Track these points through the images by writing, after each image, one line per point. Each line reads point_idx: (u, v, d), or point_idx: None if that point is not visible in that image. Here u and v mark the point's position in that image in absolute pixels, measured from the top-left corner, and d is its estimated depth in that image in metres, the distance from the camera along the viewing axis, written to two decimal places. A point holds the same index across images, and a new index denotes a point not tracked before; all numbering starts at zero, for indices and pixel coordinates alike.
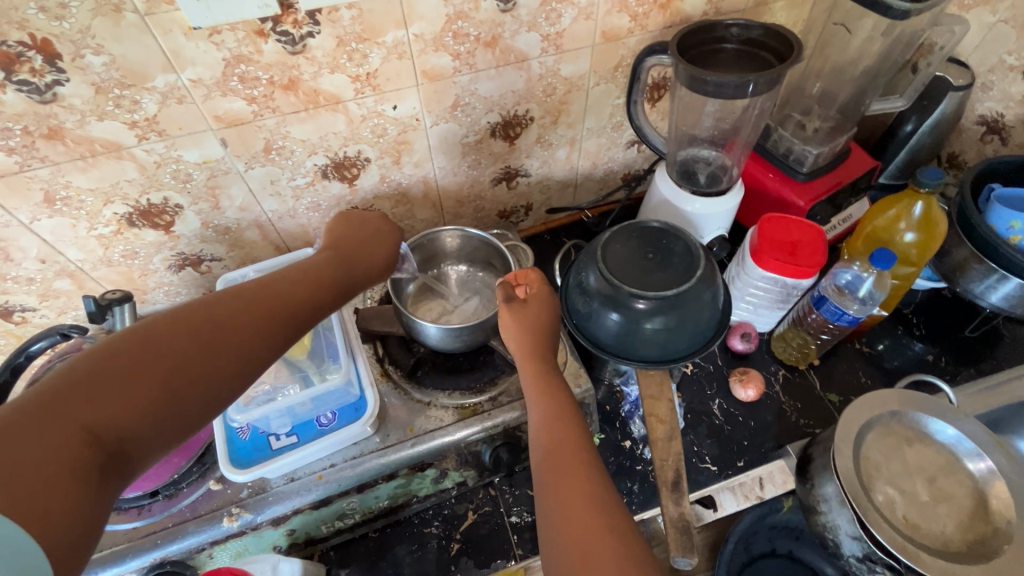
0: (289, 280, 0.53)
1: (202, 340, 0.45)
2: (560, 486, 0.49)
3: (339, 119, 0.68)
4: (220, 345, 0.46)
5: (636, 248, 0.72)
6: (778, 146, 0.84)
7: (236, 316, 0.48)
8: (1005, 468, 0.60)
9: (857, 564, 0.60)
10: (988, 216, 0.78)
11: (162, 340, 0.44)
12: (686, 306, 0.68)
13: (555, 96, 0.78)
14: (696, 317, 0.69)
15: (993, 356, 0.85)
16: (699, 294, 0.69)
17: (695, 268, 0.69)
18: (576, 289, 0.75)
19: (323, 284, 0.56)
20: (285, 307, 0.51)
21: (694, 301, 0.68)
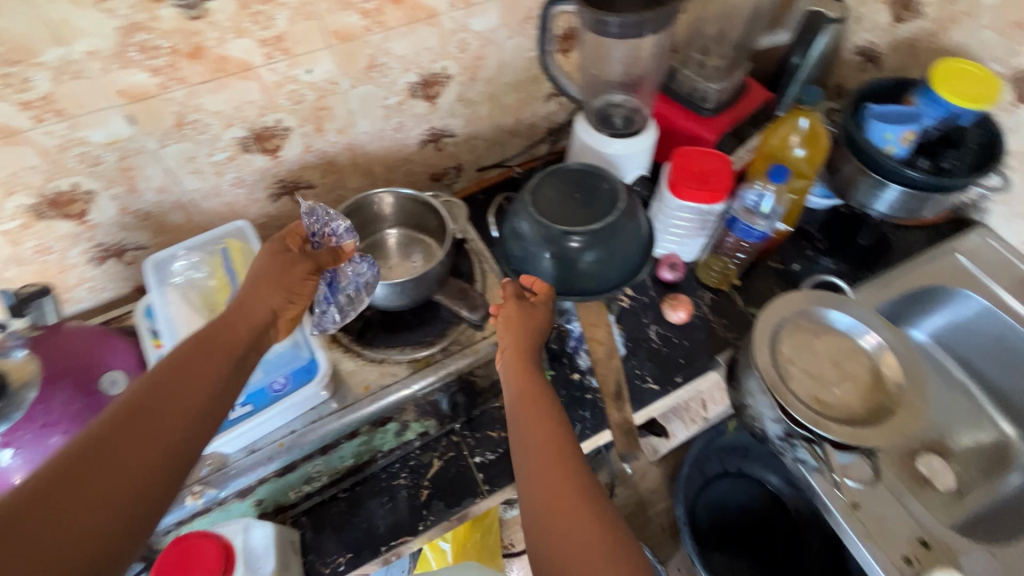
0: (202, 348, 0.52)
1: (118, 444, 0.43)
2: (549, 490, 0.49)
3: (252, 87, 0.67)
4: (143, 441, 0.45)
5: (562, 189, 0.76)
6: (683, 85, 0.91)
7: (152, 406, 0.47)
8: (891, 341, 0.70)
9: (781, 442, 0.69)
10: (867, 132, 0.87)
11: (83, 454, 0.42)
12: (612, 240, 0.73)
13: (470, 51, 0.80)
14: (622, 249, 0.75)
15: (884, 259, 0.96)
16: (624, 227, 0.74)
17: (617, 201, 0.74)
18: (512, 236, 0.78)
19: (237, 344, 0.55)
20: (201, 380, 0.50)
21: (621, 235, 0.74)
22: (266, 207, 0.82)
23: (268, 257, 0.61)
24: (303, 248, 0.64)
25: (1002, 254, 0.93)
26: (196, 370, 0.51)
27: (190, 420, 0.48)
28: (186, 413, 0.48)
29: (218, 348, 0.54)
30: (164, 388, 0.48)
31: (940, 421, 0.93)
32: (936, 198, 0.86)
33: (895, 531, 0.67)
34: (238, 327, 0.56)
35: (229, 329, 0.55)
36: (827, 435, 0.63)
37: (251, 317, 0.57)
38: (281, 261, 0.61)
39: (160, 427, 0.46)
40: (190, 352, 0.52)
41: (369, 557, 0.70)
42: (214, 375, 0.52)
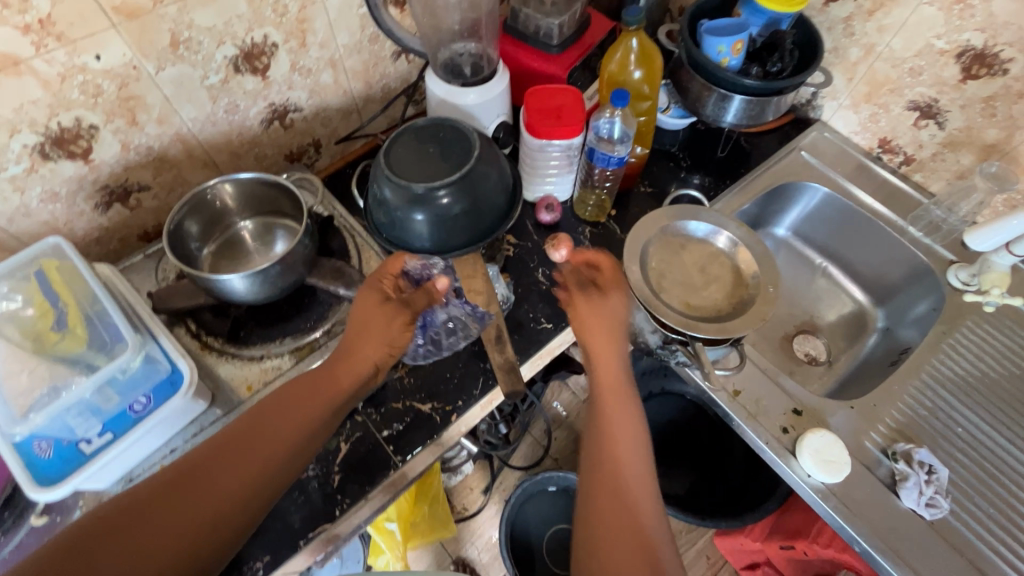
0: (306, 390, 0.62)
1: (211, 470, 0.54)
2: (631, 468, 0.58)
3: (29, 84, 0.58)
4: (235, 473, 0.55)
5: (415, 147, 0.74)
6: (528, 24, 0.89)
7: (245, 445, 0.57)
8: (743, 237, 0.76)
9: (663, 351, 0.74)
10: (704, 47, 0.91)
11: (190, 475, 0.54)
12: (478, 186, 0.72)
13: (290, 15, 0.74)
14: (491, 193, 0.74)
15: (742, 165, 1.02)
16: (487, 171, 0.73)
17: (472, 149, 0.73)
18: (376, 204, 0.75)
19: (341, 388, 0.64)
20: (295, 416, 0.61)
21: (487, 179, 0.73)
22: (97, 219, 0.74)
23: (370, 301, 0.68)
24: (389, 294, 0.70)
25: (838, 145, 1.03)
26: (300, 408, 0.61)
27: (281, 453, 0.58)
28: (278, 446, 0.58)
29: (327, 388, 0.64)
30: (258, 429, 0.59)
31: (808, 304, 1.04)
32: (774, 101, 0.92)
33: (771, 405, 0.75)
34: (351, 358, 0.66)
35: (339, 370, 0.65)
36: (698, 334, 0.68)
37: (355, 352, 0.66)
38: (384, 311, 0.68)
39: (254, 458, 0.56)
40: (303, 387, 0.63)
41: (289, 555, 0.68)
42: (311, 416, 0.61)
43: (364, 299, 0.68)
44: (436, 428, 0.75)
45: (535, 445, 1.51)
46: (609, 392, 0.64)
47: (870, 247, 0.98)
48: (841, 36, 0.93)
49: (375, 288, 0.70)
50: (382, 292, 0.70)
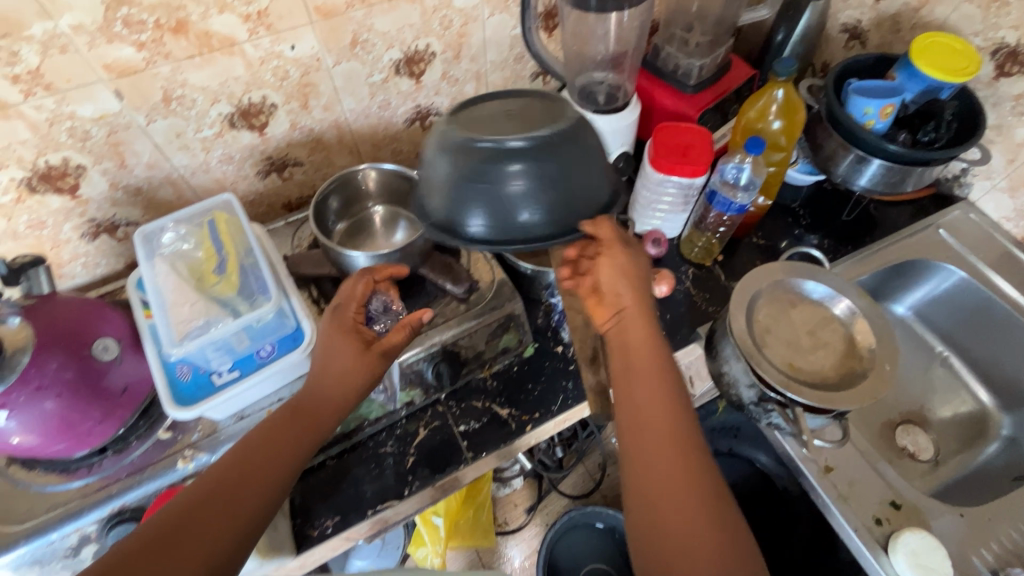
0: (285, 426, 0.60)
1: (198, 516, 0.51)
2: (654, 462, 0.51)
3: (237, 63, 0.68)
4: (222, 516, 0.52)
5: (497, 109, 0.64)
6: (667, 62, 0.92)
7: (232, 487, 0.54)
8: (864, 308, 0.72)
9: (756, 408, 0.71)
10: (849, 106, 0.88)
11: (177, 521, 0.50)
12: (577, 159, 0.59)
13: (453, 29, 0.81)
14: (589, 163, 0.60)
15: (869, 235, 0.97)
16: (578, 143, 0.59)
17: (558, 120, 0.60)
18: (437, 158, 0.60)
19: (319, 421, 0.61)
20: (271, 463, 0.57)
21: (580, 151, 0.59)
22: (255, 184, 0.84)
23: (349, 350, 0.62)
24: (370, 340, 0.64)
25: (981, 229, 0.95)
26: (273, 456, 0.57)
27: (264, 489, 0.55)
28: (260, 487, 0.55)
29: (309, 416, 0.61)
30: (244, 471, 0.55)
31: (920, 393, 0.95)
32: (917, 172, 0.87)
33: (866, 491, 0.70)
34: (327, 396, 0.61)
35: (315, 408, 0.61)
36: (799, 399, 0.64)
37: (329, 378, 0.61)
38: (365, 363, 0.61)
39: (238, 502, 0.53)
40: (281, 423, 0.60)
41: (355, 521, 0.72)
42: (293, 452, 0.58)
43: (341, 345, 0.62)
44: (509, 434, 0.77)
45: (587, 476, 1.48)
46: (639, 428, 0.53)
47: (1004, 344, 0.89)
48: (1009, 114, 0.86)
49: (348, 332, 0.63)
50: (355, 337, 0.63)
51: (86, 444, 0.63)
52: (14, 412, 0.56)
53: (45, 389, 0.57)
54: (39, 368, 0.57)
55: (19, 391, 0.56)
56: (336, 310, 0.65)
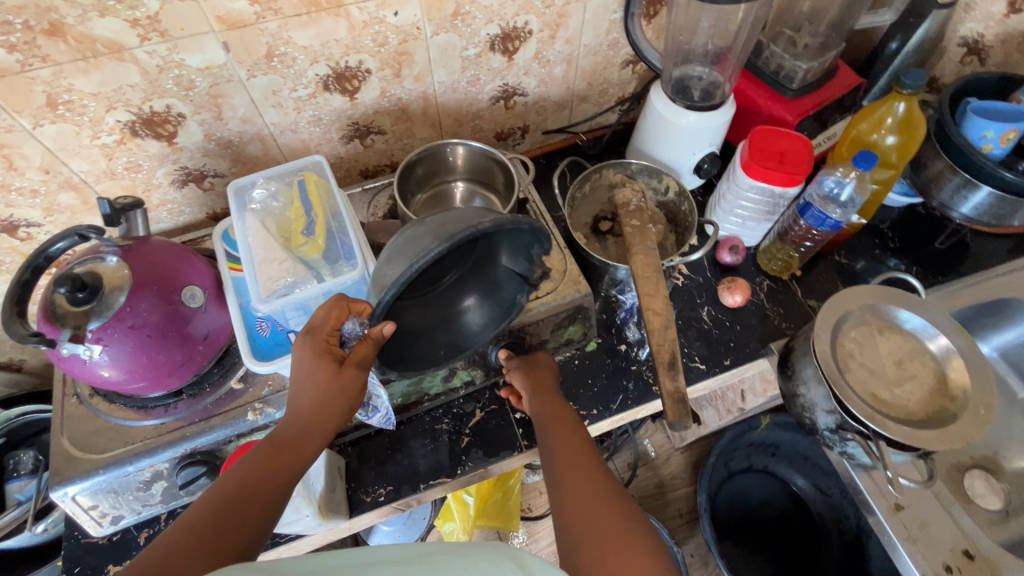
0: (271, 461, 0.54)
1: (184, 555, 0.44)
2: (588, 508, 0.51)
3: (341, 25, 0.68)
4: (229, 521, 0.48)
5: (518, 250, 0.62)
6: (770, 62, 0.87)
7: (241, 499, 0.50)
8: (961, 345, 0.67)
9: (831, 435, 0.68)
10: (964, 127, 0.82)
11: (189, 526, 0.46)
12: (400, 258, 0.55)
13: (553, 8, 0.78)
14: (422, 237, 0.54)
15: (962, 265, 0.91)
16: (420, 232, 0.56)
17: (532, 242, 0.60)
18: (390, 255, 0.57)
19: (303, 457, 0.56)
20: (259, 508, 0.50)
21: (410, 240, 0.56)
22: (337, 148, 0.84)
23: (322, 372, 0.56)
24: (341, 357, 0.57)
25: None
26: (261, 494, 0.51)
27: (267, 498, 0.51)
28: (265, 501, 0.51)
29: (295, 451, 0.56)
30: (225, 518, 0.48)
31: (994, 438, 0.90)
32: None
33: (938, 535, 0.67)
34: (312, 431, 0.57)
35: (299, 444, 0.56)
36: (883, 432, 0.61)
37: (304, 409, 0.56)
38: (337, 387, 0.56)
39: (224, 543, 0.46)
40: (259, 463, 0.54)
41: (407, 493, 0.73)
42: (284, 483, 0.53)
43: (313, 371, 0.56)
44: None
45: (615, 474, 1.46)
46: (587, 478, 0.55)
47: None
48: None
49: (321, 355, 0.57)
50: (327, 358, 0.57)
51: (164, 385, 0.65)
52: (108, 348, 0.58)
53: (137, 328, 0.59)
54: (133, 308, 0.59)
55: (115, 327, 0.58)
56: (312, 336, 0.58)
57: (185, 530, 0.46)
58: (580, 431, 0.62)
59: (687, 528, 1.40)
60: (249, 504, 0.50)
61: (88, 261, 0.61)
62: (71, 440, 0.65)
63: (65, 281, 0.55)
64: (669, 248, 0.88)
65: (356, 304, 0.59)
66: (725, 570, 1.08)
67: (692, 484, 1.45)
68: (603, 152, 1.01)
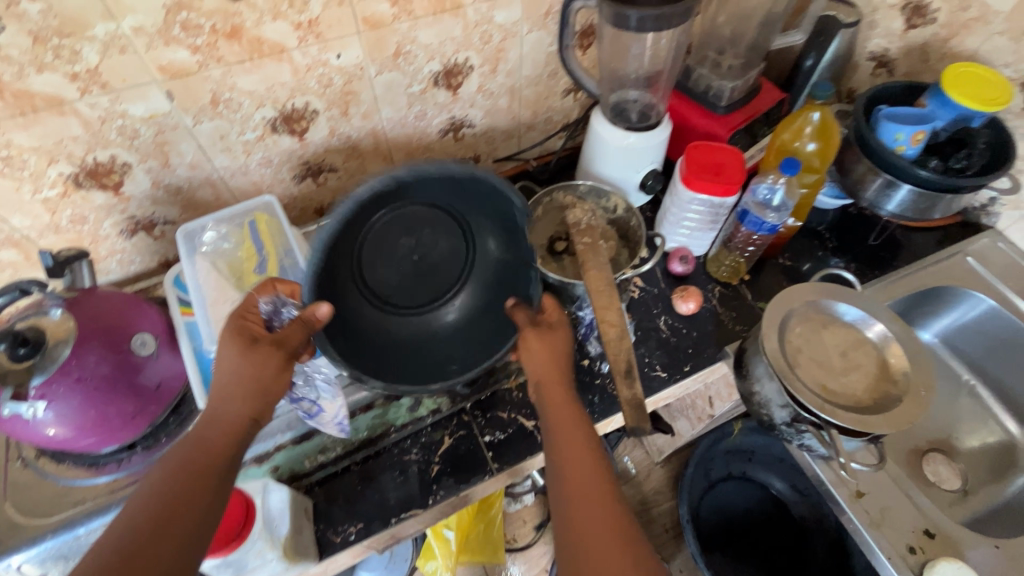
0: (191, 454, 0.54)
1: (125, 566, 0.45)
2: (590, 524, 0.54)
3: (284, 69, 0.70)
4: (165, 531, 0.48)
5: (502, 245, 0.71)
6: (699, 83, 0.93)
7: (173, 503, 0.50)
8: (897, 332, 0.72)
9: (788, 429, 0.70)
10: (878, 132, 0.88)
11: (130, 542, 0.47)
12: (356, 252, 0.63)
13: (492, 43, 0.82)
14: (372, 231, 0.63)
15: (895, 257, 0.97)
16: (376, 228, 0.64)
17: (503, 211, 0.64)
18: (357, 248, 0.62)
19: (229, 442, 0.56)
20: (190, 502, 0.51)
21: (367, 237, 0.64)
22: (290, 188, 0.85)
23: (232, 351, 0.57)
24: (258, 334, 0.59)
25: (1010, 258, 0.95)
26: (190, 494, 0.51)
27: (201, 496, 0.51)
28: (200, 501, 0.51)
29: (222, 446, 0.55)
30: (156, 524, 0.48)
31: (947, 421, 0.94)
32: (947, 199, 0.87)
33: (899, 518, 0.69)
34: (230, 420, 0.56)
35: (218, 428, 0.56)
36: (834, 421, 0.64)
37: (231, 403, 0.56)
38: (251, 362, 0.57)
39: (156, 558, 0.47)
40: (187, 457, 0.54)
41: (378, 529, 0.71)
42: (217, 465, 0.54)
43: (224, 354, 0.57)
44: (535, 446, 0.77)
45: None
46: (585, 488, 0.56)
47: None
48: None
49: (235, 334, 0.59)
50: (243, 335, 0.59)
51: (117, 439, 0.63)
52: (54, 404, 0.56)
53: (85, 382, 0.57)
54: (80, 360, 0.57)
55: (60, 382, 0.56)
56: (230, 321, 0.60)
57: (121, 534, 0.48)
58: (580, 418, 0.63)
59: (674, 542, 1.39)
60: (185, 509, 0.50)
61: (30, 316, 0.59)
62: (18, 508, 0.63)
63: (4, 338, 0.55)
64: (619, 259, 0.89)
65: (280, 283, 0.64)
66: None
67: (674, 498, 1.45)
68: (553, 176, 1.05)
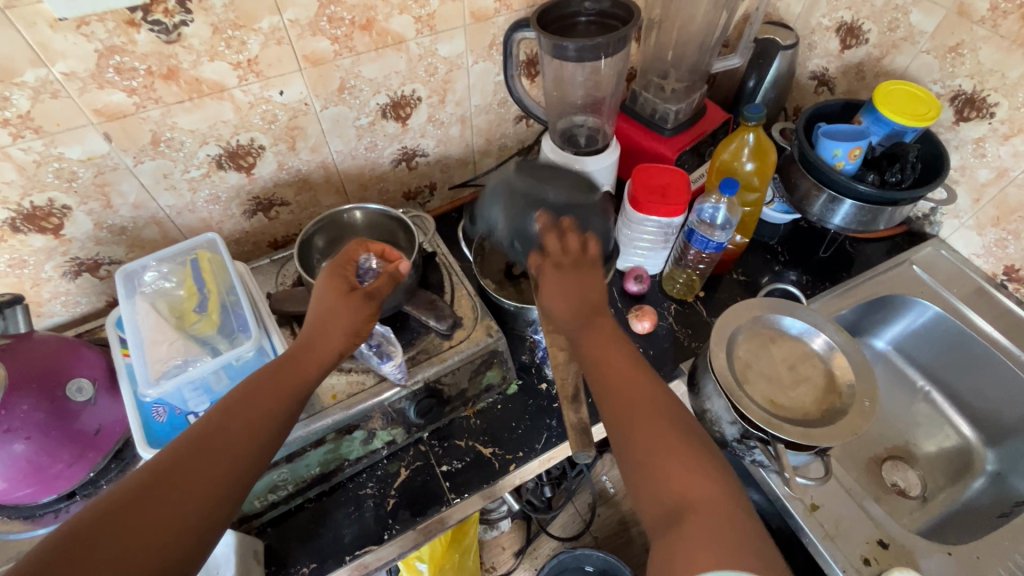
0: (276, 378, 0.58)
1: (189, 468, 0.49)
2: (654, 439, 0.52)
3: (226, 107, 0.70)
4: (218, 456, 0.51)
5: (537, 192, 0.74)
6: (644, 107, 0.96)
7: (227, 429, 0.53)
8: (841, 343, 0.73)
9: (739, 445, 0.71)
10: (818, 148, 0.91)
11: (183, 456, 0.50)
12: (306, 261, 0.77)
13: (438, 75, 0.84)
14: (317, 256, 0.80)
15: (844, 269, 0.99)
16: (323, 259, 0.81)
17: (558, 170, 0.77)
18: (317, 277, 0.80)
19: (310, 375, 0.60)
20: (239, 432, 0.53)
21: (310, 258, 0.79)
22: (241, 223, 0.85)
23: (332, 291, 0.64)
24: (352, 284, 0.65)
25: (954, 265, 0.97)
26: (247, 419, 0.54)
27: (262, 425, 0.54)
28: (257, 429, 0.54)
29: (295, 371, 0.59)
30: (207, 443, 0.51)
31: (905, 428, 0.95)
32: (888, 211, 0.89)
33: (853, 529, 0.69)
34: (315, 347, 0.61)
35: (304, 359, 0.60)
36: (781, 436, 0.64)
37: (321, 342, 0.61)
38: (342, 302, 0.63)
39: (194, 479, 0.49)
40: (269, 377, 0.58)
41: (333, 568, 0.70)
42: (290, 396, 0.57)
43: (325, 291, 0.64)
44: (492, 473, 0.76)
45: (576, 517, 1.44)
46: (648, 413, 0.54)
47: (981, 379, 0.90)
48: (971, 156, 0.90)
49: (334, 278, 0.65)
50: (341, 281, 0.65)
51: (53, 489, 0.61)
52: None
53: (14, 432, 0.56)
54: (10, 410, 0.56)
55: None
56: (332, 266, 0.67)
57: (189, 448, 0.51)
58: (623, 344, 0.60)
59: None
60: (232, 435, 0.53)
61: None
62: None
63: None
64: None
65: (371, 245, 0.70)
66: None
67: None
68: None
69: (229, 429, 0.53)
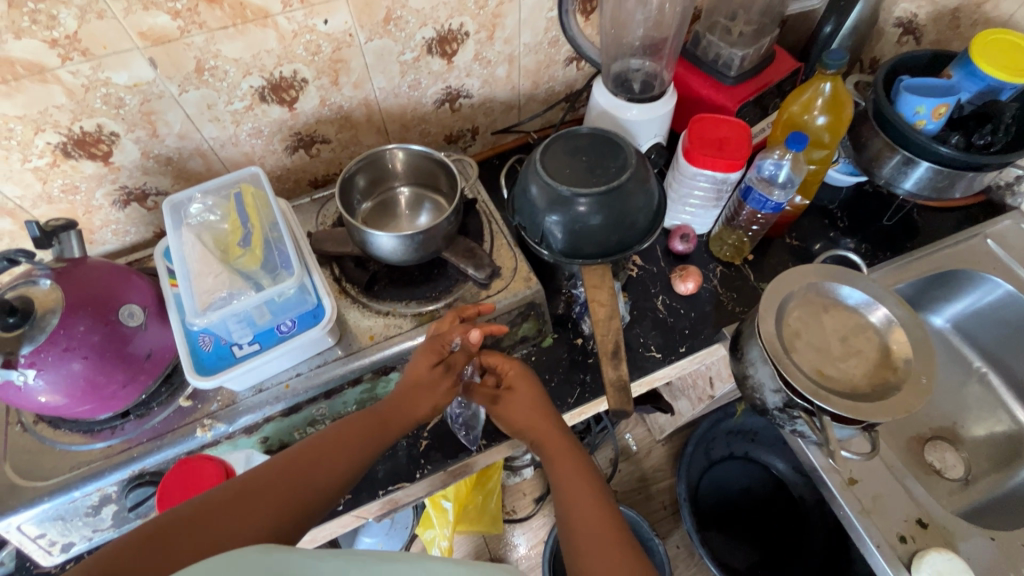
0: (361, 431, 0.62)
1: (257, 499, 0.52)
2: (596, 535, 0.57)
3: (269, 36, 0.68)
4: (289, 491, 0.54)
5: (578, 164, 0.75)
6: (707, 52, 0.88)
7: (303, 470, 0.56)
8: (901, 317, 0.69)
9: (780, 414, 0.69)
10: (897, 104, 0.83)
11: (254, 487, 0.53)
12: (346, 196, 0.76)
13: (488, 8, 0.79)
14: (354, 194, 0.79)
15: (909, 239, 0.93)
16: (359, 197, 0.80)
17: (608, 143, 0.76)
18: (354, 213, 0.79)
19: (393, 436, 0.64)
20: (317, 472, 0.57)
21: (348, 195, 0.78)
22: (282, 159, 0.84)
23: (424, 362, 0.67)
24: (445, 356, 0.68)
25: None
26: (325, 461, 0.58)
27: (334, 474, 0.58)
28: (331, 472, 0.58)
29: (383, 426, 0.64)
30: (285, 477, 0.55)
31: (953, 409, 0.91)
32: (968, 177, 0.82)
33: (891, 507, 0.67)
34: (403, 406, 0.66)
35: (394, 425, 0.65)
36: (827, 407, 0.62)
37: (411, 410, 0.66)
38: (432, 378, 0.67)
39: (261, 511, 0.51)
40: (352, 427, 0.62)
41: (367, 500, 0.72)
42: (359, 458, 0.61)
43: (420, 360, 0.67)
44: None
45: None
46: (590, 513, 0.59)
47: None
48: None
49: (432, 350, 0.67)
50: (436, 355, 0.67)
51: (111, 407, 0.64)
52: (43, 372, 0.57)
53: (73, 350, 0.58)
54: (68, 330, 0.58)
55: (48, 351, 0.57)
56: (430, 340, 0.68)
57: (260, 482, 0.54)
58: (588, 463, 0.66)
59: (671, 520, 1.40)
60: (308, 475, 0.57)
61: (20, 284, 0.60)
62: (18, 469, 0.65)
63: None
64: (639, 231, 0.76)
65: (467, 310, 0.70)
66: (707, 559, 1.07)
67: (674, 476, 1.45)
68: None
69: (305, 469, 0.57)
